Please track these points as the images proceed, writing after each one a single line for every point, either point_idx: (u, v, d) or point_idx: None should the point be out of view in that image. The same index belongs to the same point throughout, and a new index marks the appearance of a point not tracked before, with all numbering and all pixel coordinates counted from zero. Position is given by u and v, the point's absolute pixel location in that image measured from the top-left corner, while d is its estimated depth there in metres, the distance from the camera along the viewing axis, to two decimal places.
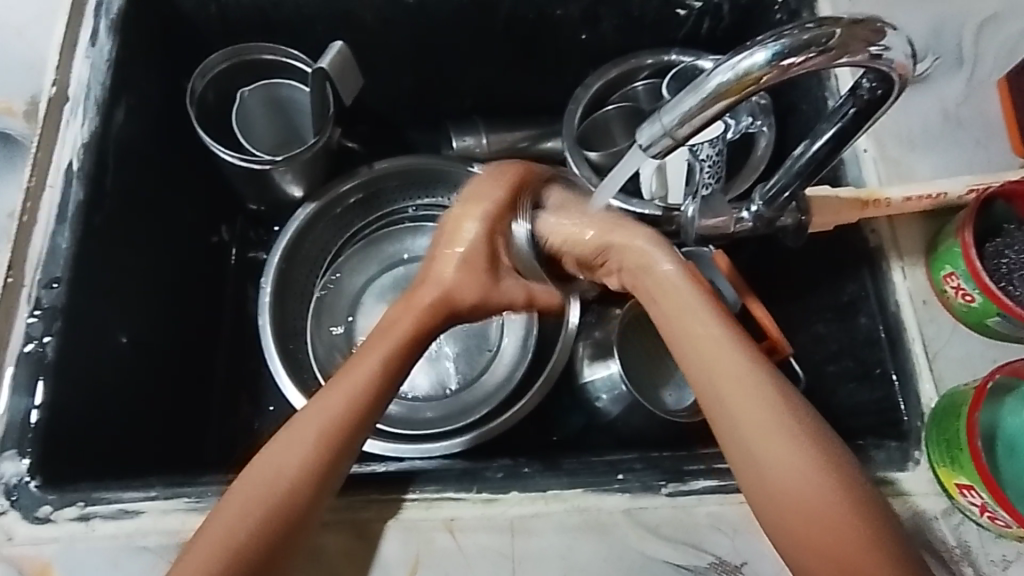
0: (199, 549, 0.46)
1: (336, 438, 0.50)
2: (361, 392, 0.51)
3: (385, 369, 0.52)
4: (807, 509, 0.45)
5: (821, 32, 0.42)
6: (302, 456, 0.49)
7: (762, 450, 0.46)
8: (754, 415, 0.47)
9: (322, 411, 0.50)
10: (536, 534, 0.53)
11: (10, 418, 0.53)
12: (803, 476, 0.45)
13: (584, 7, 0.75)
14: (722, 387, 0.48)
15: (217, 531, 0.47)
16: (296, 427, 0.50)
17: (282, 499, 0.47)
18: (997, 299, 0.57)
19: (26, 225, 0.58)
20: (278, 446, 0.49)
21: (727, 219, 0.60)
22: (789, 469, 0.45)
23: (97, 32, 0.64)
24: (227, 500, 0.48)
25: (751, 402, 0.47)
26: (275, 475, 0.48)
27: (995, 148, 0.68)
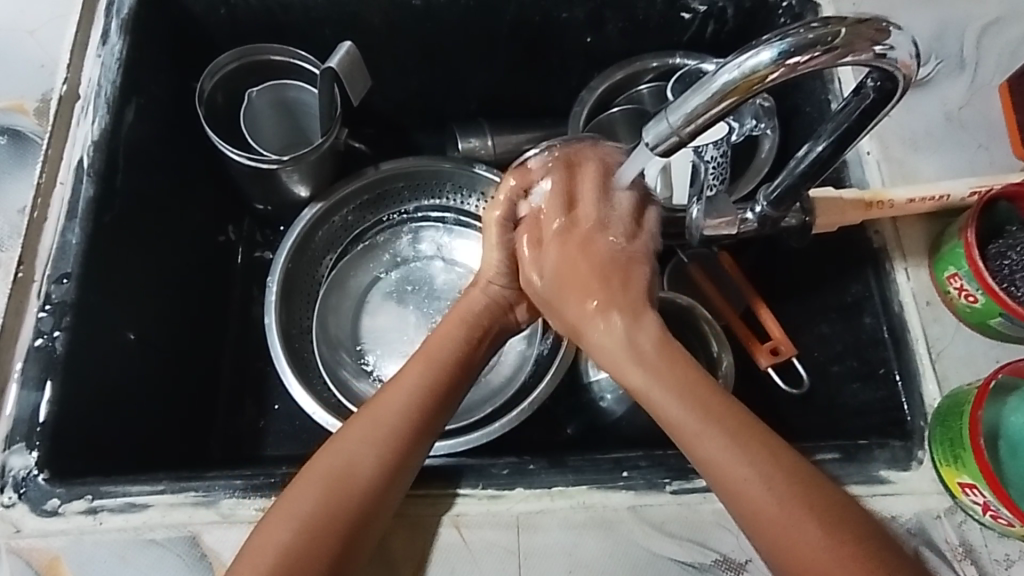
0: (272, 528, 0.47)
1: (401, 417, 0.51)
2: (433, 383, 0.53)
3: (455, 360, 0.54)
4: (782, 534, 0.44)
5: (826, 31, 0.42)
6: (378, 441, 0.50)
7: (731, 484, 0.45)
8: (721, 452, 0.46)
9: (390, 401, 0.51)
10: (542, 530, 0.53)
11: (20, 412, 0.53)
12: (775, 504, 0.44)
13: (590, 10, 0.76)
14: (685, 432, 0.47)
15: (290, 511, 0.47)
16: (360, 414, 0.52)
17: (356, 484, 0.48)
18: (998, 299, 0.58)
19: (37, 221, 0.58)
20: (351, 429, 0.51)
21: (730, 219, 0.60)
22: (754, 498, 0.44)
23: (109, 31, 0.65)
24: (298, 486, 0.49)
25: (717, 444, 0.46)
26: (351, 457, 0.49)
27: (997, 151, 0.68)
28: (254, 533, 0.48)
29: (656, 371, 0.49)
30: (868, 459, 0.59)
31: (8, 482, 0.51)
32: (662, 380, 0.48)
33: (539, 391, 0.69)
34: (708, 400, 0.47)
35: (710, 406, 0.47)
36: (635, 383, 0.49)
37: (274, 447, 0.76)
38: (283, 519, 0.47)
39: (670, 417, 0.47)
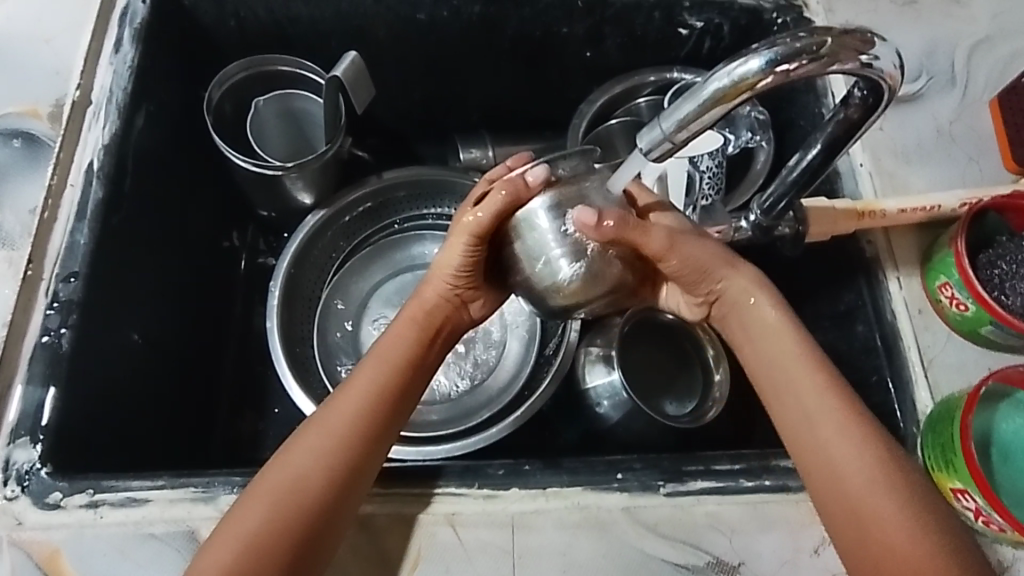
0: (219, 546, 0.47)
1: (354, 437, 0.51)
2: (385, 385, 0.54)
3: (407, 364, 0.56)
4: (867, 511, 0.49)
5: (812, 41, 0.44)
6: (324, 448, 0.50)
7: (836, 464, 0.50)
8: (816, 432, 0.52)
9: (341, 408, 0.52)
10: (537, 530, 0.54)
11: (24, 407, 0.54)
12: (862, 481, 0.49)
13: (590, 25, 0.78)
14: (793, 422, 0.53)
15: (238, 528, 0.47)
16: (316, 425, 0.52)
17: (308, 495, 0.49)
18: (989, 307, 0.59)
19: (47, 221, 0.60)
20: (299, 439, 0.51)
21: (724, 226, 0.64)
22: (851, 472, 0.50)
23: (121, 40, 0.67)
24: (243, 497, 0.49)
25: (829, 437, 0.51)
26: (300, 467, 0.50)
27: (988, 164, 0.70)
28: (198, 556, 0.48)
29: (817, 374, 0.53)
30: None
31: (12, 476, 0.52)
32: (790, 374, 0.54)
33: (538, 396, 0.69)
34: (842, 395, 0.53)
35: (820, 397, 0.52)
36: (771, 375, 0.55)
37: (273, 450, 0.77)
38: (226, 539, 0.47)
39: (794, 409, 0.53)
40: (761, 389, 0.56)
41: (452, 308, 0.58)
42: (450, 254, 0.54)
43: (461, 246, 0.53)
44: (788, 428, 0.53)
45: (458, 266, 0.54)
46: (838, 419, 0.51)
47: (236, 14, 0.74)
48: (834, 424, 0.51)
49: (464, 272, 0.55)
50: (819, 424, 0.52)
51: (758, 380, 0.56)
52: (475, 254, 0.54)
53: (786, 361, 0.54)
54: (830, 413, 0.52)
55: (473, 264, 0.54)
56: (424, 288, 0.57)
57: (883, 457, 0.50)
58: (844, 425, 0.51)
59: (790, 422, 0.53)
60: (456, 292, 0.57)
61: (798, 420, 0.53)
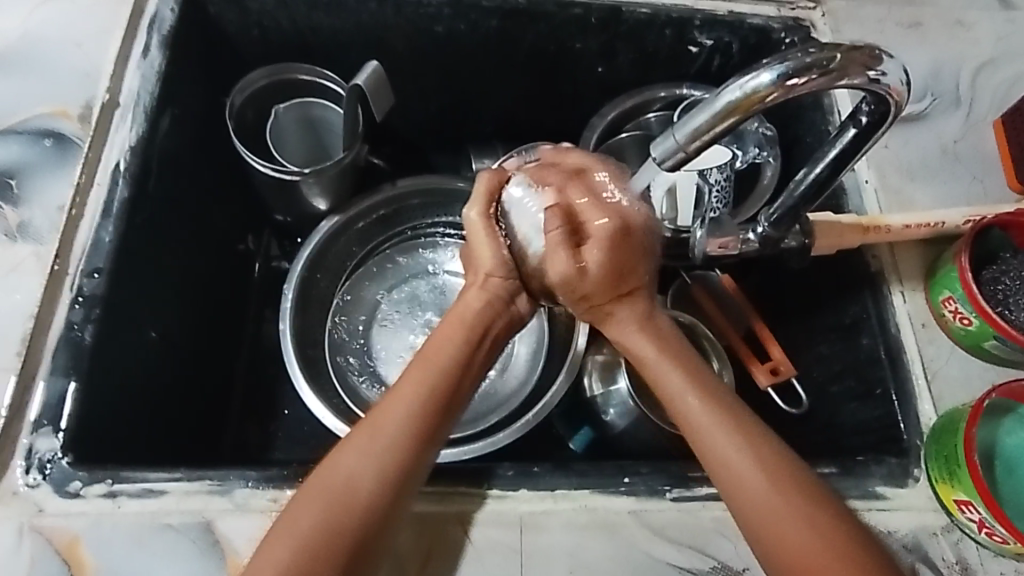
0: (275, 547, 0.47)
1: (406, 443, 0.50)
2: (434, 387, 0.52)
3: (455, 363, 0.54)
4: (780, 526, 0.48)
5: (822, 56, 0.46)
6: (373, 457, 0.50)
7: (750, 489, 0.49)
8: (727, 455, 0.50)
9: (389, 411, 0.51)
10: (545, 530, 0.55)
11: (47, 398, 0.55)
12: (767, 489, 0.49)
13: (603, 41, 0.80)
14: (710, 449, 0.51)
15: (293, 526, 0.48)
16: (367, 426, 0.51)
17: (359, 501, 0.48)
18: (992, 321, 0.60)
19: (74, 218, 0.61)
20: (346, 448, 0.50)
21: (732, 239, 0.64)
22: (751, 483, 0.49)
23: (149, 46, 0.69)
24: (299, 497, 0.49)
25: (742, 463, 0.50)
26: (348, 475, 0.49)
27: (991, 184, 0.71)
28: (255, 555, 0.48)
29: (704, 398, 0.52)
30: (866, 474, 0.60)
31: (33, 464, 0.53)
32: (694, 396, 0.53)
33: (545, 404, 0.70)
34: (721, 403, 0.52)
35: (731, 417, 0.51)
36: (670, 390, 0.54)
37: (283, 450, 0.78)
38: (284, 538, 0.47)
39: (718, 443, 0.50)
40: (683, 418, 0.53)
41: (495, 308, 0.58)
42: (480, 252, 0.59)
43: (489, 239, 0.58)
44: (702, 443, 0.51)
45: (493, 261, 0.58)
46: (724, 426, 0.51)
47: (260, 23, 0.76)
48: (723, 428, 0.51)
49: (501, 265, 0.58)
50: (712, 431, 0.51)
51: (674, 402, 0.53)
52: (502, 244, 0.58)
53: (670, 381, 0.54)
54: (715, 419, 0.51)
55: (506, 259, 0.58)
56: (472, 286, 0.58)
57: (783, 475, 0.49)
58: (730, 431, 0.51)
59: (703, 446, 0.51)
60: (504, 288, 0.58)
61: (704, 445, 0.51)
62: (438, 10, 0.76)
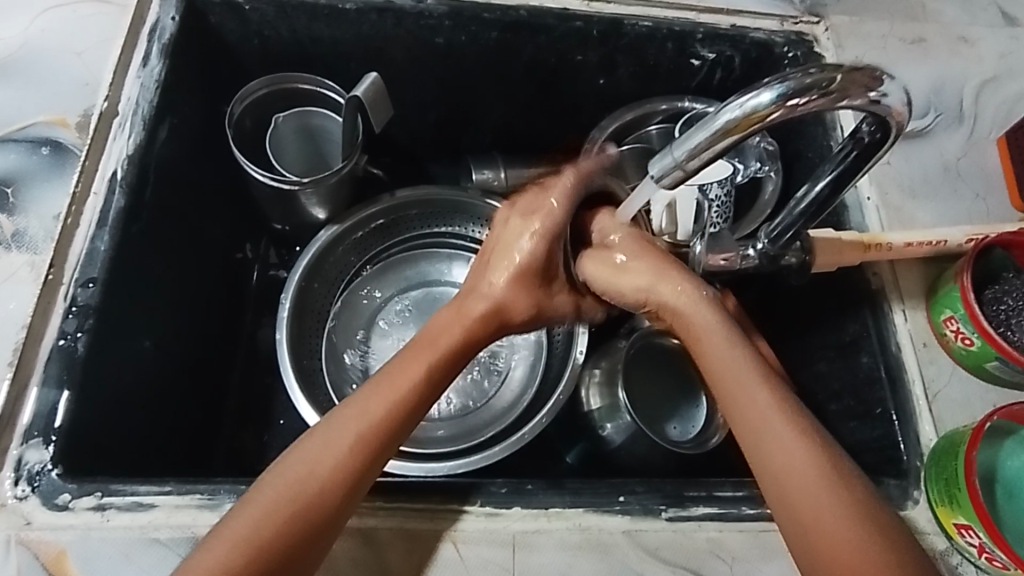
0: (226, 531, 0.46)
1: (378, 437, 0.51)
2: (419, 394, 0.53)
3: (443, 365, 0.55)
4: (822, 520, 0.46)
5: (823, 77, 0.45)
6: (342, 449, 0.50)
7: (800, 484, 0.47)
8: (771, 437, 0.49)
9: (375, 407, 0.52)
10: (538, 549, 0.54)
11: (38, 409, 0.55)
12: (816, 489, 0.47)
13: (604, 54, 0.79)
14: (750, 429, 0.50)
15: (249, 524, 0.46)
16: (343, 421, 0.51)
17: (317, 489, 0.48)
18: (994, 343, 0.59)
19: (70, 227, 0.61)
20: (317, 436, 0.51)
21: (733, 254, 0.63)
22: (802, 470, 0.47)
23: (149, 55, 0.69)
24: (257, 493, 0.48)
25: (781, 445, 0.48)
26: (314, 464, 0.49)
27: (993, 201, 0.71)
28: (205, 544, 0.47)
29: (750, 377, 0.51)
30: None
31: (22, 476, 0.52)
32: (741, 377, 0.51)
33: (541, 417, 0.69)
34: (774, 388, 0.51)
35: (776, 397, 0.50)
36: (717, 377, 0.52)
37: (277, 461, 0.78)
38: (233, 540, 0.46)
39: (768, 425, 0.49)
40: (722, 398, 0.52)
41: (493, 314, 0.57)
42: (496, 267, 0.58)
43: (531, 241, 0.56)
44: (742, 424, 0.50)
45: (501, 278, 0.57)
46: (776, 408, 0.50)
47: (261, 33, 0.76)
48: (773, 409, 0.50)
49: (523, 272, 0.56)
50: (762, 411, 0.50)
51: (728, 391, 0.51)
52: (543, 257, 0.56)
53: (714, 367, 0.52)
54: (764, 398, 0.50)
55: (524, 272, 0.56)
56: (472, 296, 0.58)
57: (824, 459, 0.48)
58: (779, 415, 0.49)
59: (761, 441, 0.49)
60: (518, 299, 0.57)
61: (743, 428, 0.50)
62: (439, 21, 0.75)
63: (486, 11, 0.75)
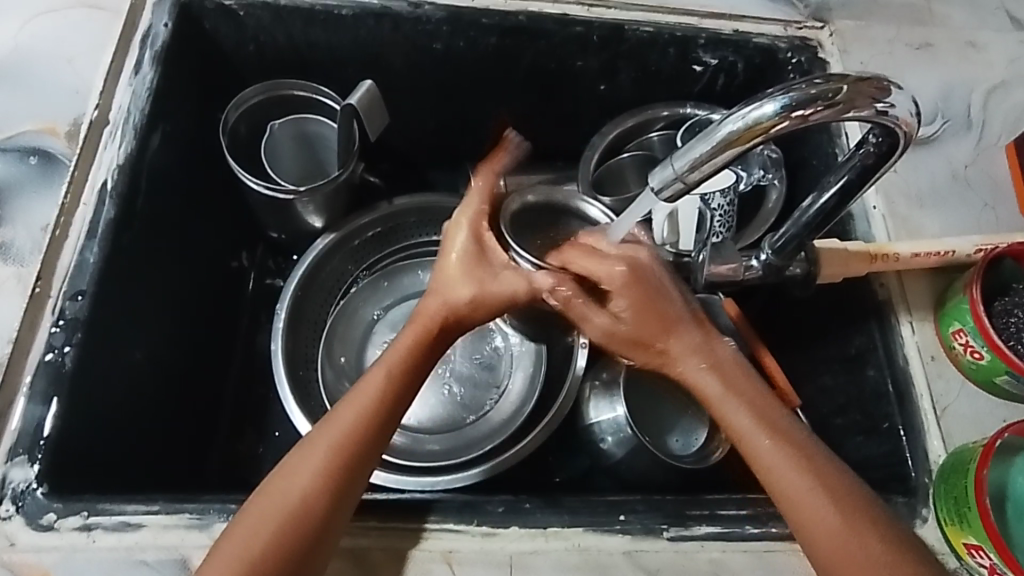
0: (220, 559, 0.47)
1: (352, 448, 0.51)
2: (384, 399, 0.54)
3: (409, 371, 0.56)
4: (815, 526, 0.49)
5: (828, 88, 0.44)
6: (316, 462, 0.50)
7: (807, 501, 0.49)
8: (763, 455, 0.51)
9: (344, 418, 0.53)
10: (535, 571, 0.53)
11: (24, 426, 0.53)
12: (819, 500, 0.49)
13: (605, 60, 0.78)
14: (748, 441, 0.52)
15: (240, 544, 0.47)
16: (317, 437, 0.52)
17: (300, 505, 0.49)
18: (1004, 356, 0.57)
19: (58, 238, 0.60)
20: (295, 463, 0.51)
21: (736, 266, 0.62)
22: (797, 484, 0.50)
23: (141, 62, 0.68)
24: (243, 515, 0.49)
25: (781, 454, 0.51)
26: (300, 489, 0.49)
27: (1002, 211, 0.69)
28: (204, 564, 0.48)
29: (731, 390, 0.54)
30: None
31: (7, 495, 0.51)
32: (732, 392, 0.54)
33: (537, 433, 0.68)
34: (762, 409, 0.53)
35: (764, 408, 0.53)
36: (707, 394, 0.55)
37: None
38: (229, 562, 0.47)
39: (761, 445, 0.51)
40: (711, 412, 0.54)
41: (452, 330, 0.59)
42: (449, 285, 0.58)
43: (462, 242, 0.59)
44: (740, 439, 0.53)
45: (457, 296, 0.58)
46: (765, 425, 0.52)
47: (257, 38, 0.75)
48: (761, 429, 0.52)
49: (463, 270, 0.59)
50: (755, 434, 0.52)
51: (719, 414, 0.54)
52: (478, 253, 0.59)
53: (703, 381, 0.55)
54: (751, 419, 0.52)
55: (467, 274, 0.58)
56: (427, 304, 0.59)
57: (812, 459, 0.51)
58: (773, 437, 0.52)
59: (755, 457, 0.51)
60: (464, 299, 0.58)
61: (742, 438, 0.53)
62: (437, 27, 0.74)
63: (484, 16, 0.74)
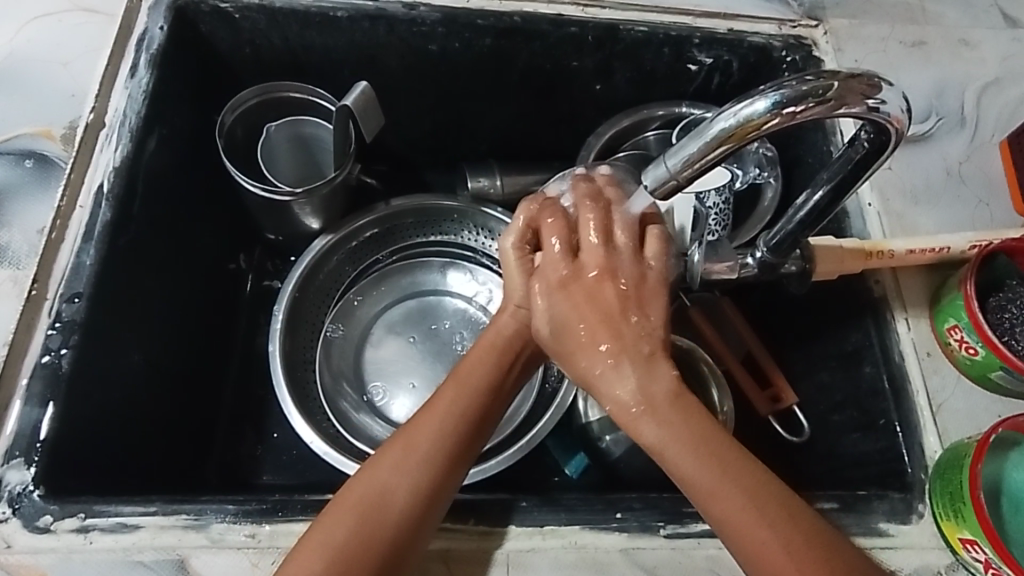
0: (305, 553, 0.47)
1: (442, 460, 0.51)
2: (468, 411, 0.53)
3: (488, 387, 0.54)
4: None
5: (819, 84, 0.44)
6: (410, 470, 0.50)
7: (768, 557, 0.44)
8: (718, 507, 0.45)
9: (424, 429, 0.51)
10: (532, 569, 0.53)
11: (20, 429, 0.53)
12: (784, 555, 0.44)
13: (600, 60, 0.78)
14: (705, 495, 0.45)
15: (324, 543, 0.47)
16: (404, 441, 0.51)
17: (390, 514, 0.48)
18: (999, 352, 0.58)
19: (55, 241, 0.60)
20: (379, 458, 0.50)
21: (730, 264, 0.61)
22: (755, 540, 0.44)
23: (137, 65, 0.68)
24: (328, 513, 0.48)
25: (735, 505, 0.45)
26: (383, 486, 0.49)
27: (997, 207, 0.69)
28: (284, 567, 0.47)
29: (679, 436, 0.46)
30: (867, 511, 0.57)
31: (3, 497, 0.51)
32: (679, 438, 0.46)
33: (534, 432, 0.68)
34: (710, 451, 0.46)
35: (716, 454, 0.46)
36: (648, 443, 0.47)
37: (271, 475, 0.77)
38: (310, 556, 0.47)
39: (714, 495, 0.45)
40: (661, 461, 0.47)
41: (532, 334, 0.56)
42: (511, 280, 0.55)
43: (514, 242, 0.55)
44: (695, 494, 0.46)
45: (521, 293, 0.55)
46: (717, 473, 0.45)
47: (252, 41, 0.75)
48: (714, 477, 0.45)
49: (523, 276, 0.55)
50: (706, 484, 0.45)
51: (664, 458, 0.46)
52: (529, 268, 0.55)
53: (642, 429, 0.47)
54: (699, 466, 0.45)
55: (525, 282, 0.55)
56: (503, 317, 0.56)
57: (771, 510, 0.45)
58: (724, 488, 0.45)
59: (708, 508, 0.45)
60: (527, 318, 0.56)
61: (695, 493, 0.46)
62: (432, 28, 0.74)
63: (479, 17, 0.74)
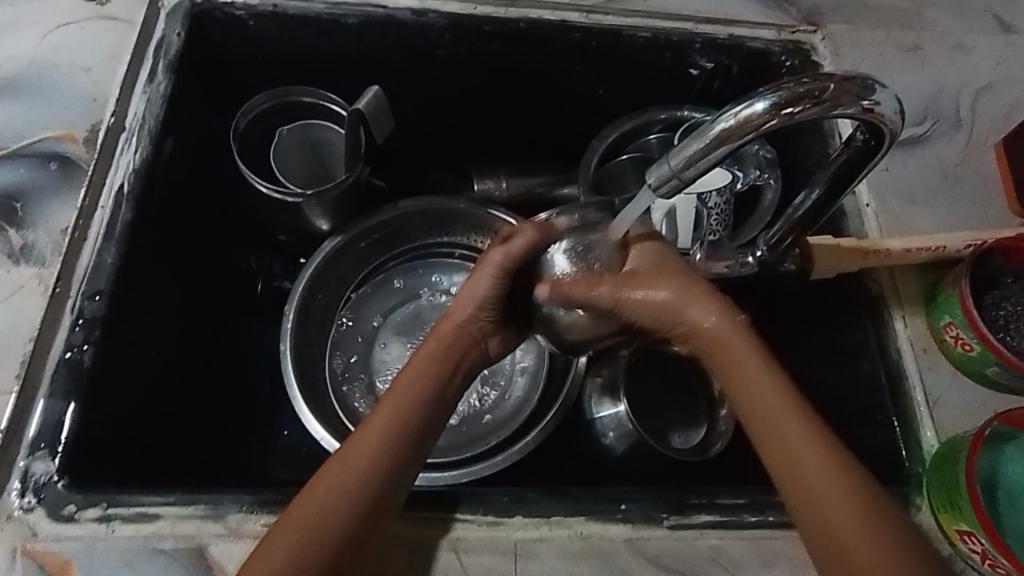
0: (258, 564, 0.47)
1: (375, 476, 0.51)
2: (404, 423, 0.53)
3: (425, 399, 0.55)
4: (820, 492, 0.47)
5: (815, 86, 0.46)
6: (344, 485, 0.50)
7: (805, 469, 0.48)
8: (776, 417, 0.50)
9: (359, 446, 0.52)
10: (539, 558, 0.54)
11: (44, 421, 0.55)
12: (828, 476, 0.47)
13: (603, 65, 0.80)
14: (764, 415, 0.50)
15: (263, 561, 0.47)
16: (340, 460, 0.51)
17: (332, 530, 0.48)
18: (993, 347, 0.59)
19: (77, 240, 0.62)
20: (323, 478, 0.51)
21: (730, 262, 0.65)
22: (801, 453, 0.48)
23: (155, 70, 0.70)
24: (277, 529, 0.48)
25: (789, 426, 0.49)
26: (321, 505, 0.49)
27: (991, 207, 0.71)
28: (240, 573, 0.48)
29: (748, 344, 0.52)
30: None
31: (29, 487, 0.53)
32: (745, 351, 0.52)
33: (543, 427, 0.70)
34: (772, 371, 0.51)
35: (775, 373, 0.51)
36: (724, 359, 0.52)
37: (283, 470, 0.79)
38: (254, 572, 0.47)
39: (766, 410, 0.50)
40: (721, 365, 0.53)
41: (479, 337, 0.59)
42: (476, 286, 0.57)
43: (485, 280, 0.56)
44: (763, 426, 0.50)
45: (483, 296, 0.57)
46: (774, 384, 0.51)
47: (265, 47, 0.77)
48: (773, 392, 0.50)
49: (484, 306, 0.57)
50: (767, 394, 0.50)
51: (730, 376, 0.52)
52: (498, 291, 0.56)
53: (735, 344, 0.52)
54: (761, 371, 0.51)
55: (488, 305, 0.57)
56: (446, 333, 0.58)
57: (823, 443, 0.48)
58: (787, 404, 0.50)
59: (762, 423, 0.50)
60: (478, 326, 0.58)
61: (773, 430, 0.49)
62: (440, 34, 0.76)
63: (486, 24, 0.75)
